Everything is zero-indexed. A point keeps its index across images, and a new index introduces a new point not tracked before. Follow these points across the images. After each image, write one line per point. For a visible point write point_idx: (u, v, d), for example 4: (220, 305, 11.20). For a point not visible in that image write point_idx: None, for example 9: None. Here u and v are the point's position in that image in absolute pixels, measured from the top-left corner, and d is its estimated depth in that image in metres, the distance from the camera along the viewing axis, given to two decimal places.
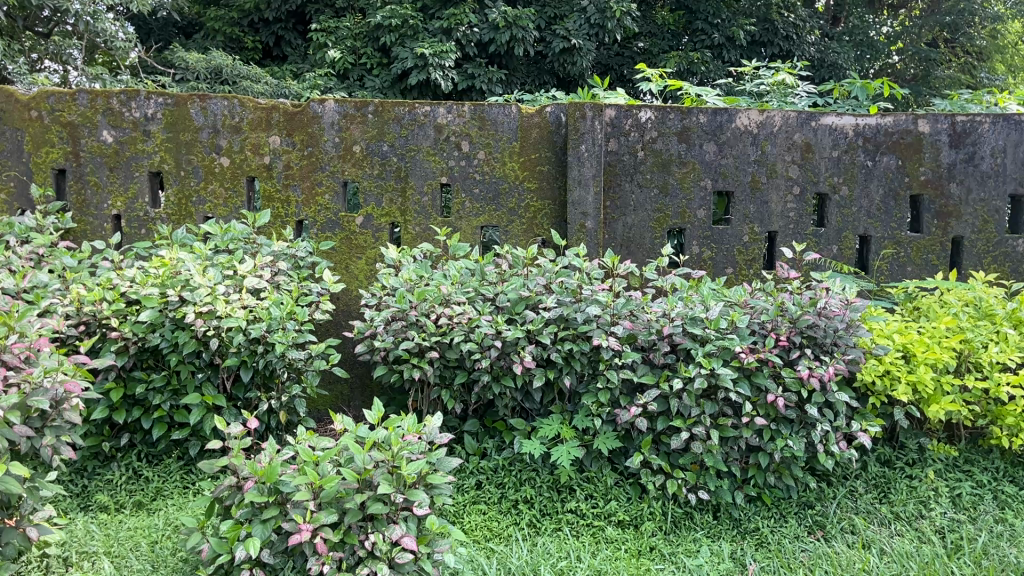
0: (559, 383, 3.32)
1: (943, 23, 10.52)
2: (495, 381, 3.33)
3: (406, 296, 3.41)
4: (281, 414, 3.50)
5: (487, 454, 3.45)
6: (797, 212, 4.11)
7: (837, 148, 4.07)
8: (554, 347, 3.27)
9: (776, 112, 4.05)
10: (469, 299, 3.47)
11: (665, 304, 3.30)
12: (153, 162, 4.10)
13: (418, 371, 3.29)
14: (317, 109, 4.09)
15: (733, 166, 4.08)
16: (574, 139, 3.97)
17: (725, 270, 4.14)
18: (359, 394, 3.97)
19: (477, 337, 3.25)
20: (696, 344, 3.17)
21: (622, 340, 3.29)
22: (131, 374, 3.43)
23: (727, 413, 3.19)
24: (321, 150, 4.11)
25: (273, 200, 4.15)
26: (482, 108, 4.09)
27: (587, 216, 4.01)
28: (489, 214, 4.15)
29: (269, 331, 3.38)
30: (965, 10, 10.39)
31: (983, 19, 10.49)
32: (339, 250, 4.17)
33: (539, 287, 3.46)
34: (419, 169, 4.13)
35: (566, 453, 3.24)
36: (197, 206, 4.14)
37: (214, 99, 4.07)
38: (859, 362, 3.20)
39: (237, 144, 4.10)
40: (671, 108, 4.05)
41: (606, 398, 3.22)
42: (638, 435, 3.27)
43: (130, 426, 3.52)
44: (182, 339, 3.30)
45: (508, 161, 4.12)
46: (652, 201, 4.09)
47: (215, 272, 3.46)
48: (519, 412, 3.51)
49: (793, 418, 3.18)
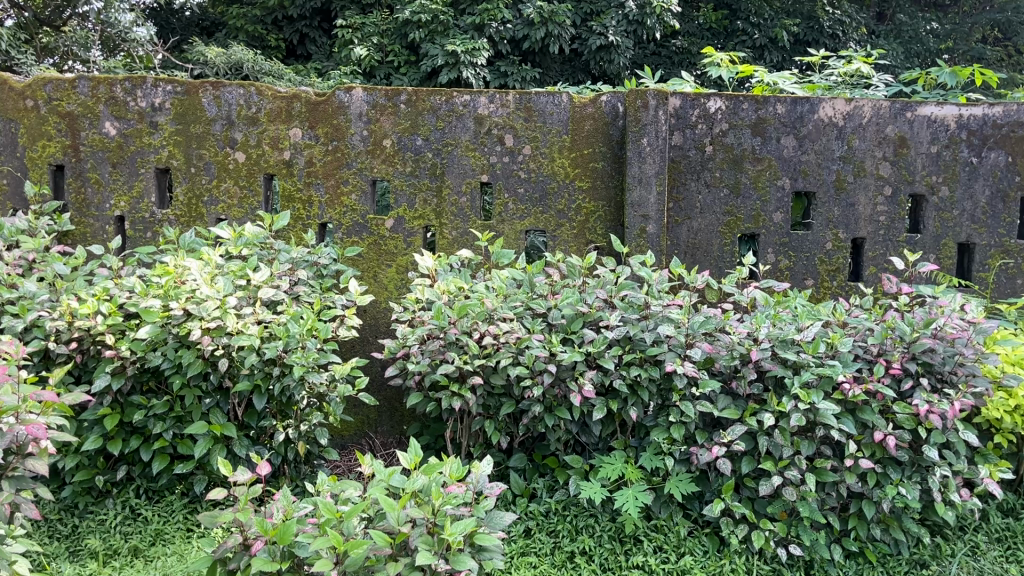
0: (624, 416, 2.84)
1: (996, 21, 10.02)
2: (548, 412, 2.85)
3: (445, 311, 2.91)
4: (300, 446, 3.05)
5: (537, 496, 2.96)
6: (888, 216, 3.59)
7: (936, 143, 3.55)
8: (618, 373, 2.80)
9: (866, 101, 3.55)
10: (517, 315, 2.99)
11: (750, 323, 2.80)
12: (161, 157, 3.67)
13: (459, 400, 2.81)
14: (344, 98, 3.64)
15: (815, 163, 3.57)
16: (634, 131, 3.48)
17: (804, 282, 3.63)
18: (387, 419, 3.56)
19: (527, 360, 2.77)
20: (788, 371, 2.68)
21: (699, 366, 2.81)
22: (129, 399, 2.99)
23: (825, 455, 2.69)
24: (347, 144, 3.66)
25: (293, 201, 3.70)
26: (529, 97, 3.61)
27: (649, 220, 3.51)
28: (536, 216, 3.67)
29: (286, 351, 2.93)
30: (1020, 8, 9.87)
31: None
32: (366, 257, 3.71)
33: (598, 302, 2.97)
34: (456, 166, 3.66)
35: (633, 498, 2.74)
36: (209, 207, 3.70)
37: (229, 87, 3.64)
38: (985, 394, 2.68)
39: (253, 138, 3.66)
40: (744, 97, 3.56)
41: (681, 434, 2.75)
42: (717, 477, 2.77)
43: (128, 458, 3.08)
44: (187, 360, 2.86)
45: (557, 157, 3.64)
46: (721, 203, 3.60)
47: (224, 282, 3.01)
48: (573, 447, 3.02)
49: (904, 460, 2.68)
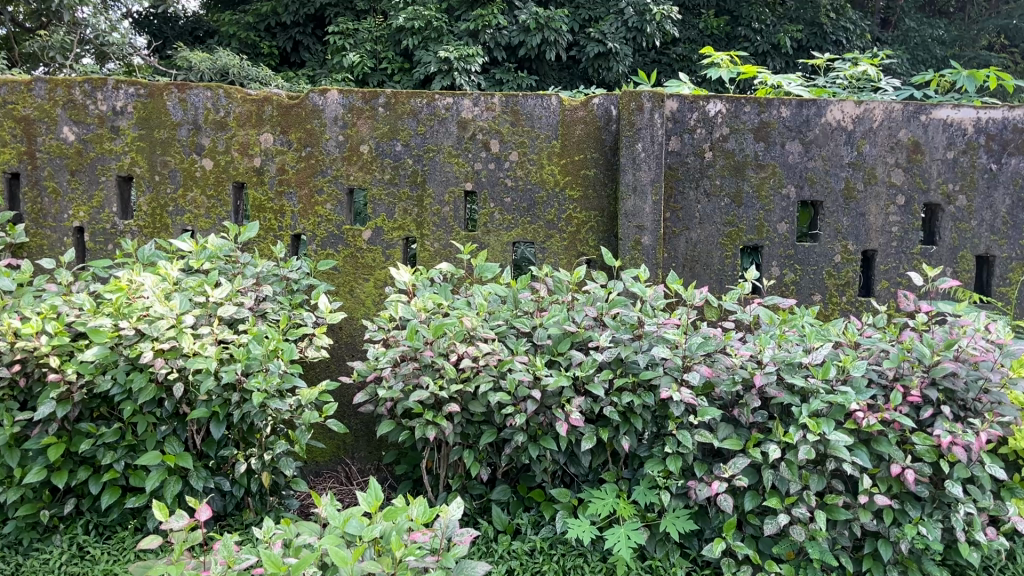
0: (615, 446, 2.59)
1: (1005, 27, 9.96)
2: (532, 441, 2.60)
3: (419, 331, 2.67)
4: (263, 477, 2.80)
5: (521, 532, 2.71)
6: (901, 226, 3.34)
7: (952, 149, 3.31)
8: (608, 400, 2.55)
9: (877, 103, 3.30)
10: (499, 335, 2.74)
11: (754, 344, 2.55)
12: (123, 164, 3.43)
13: (434, 429, 2.56)
14: (318, 101, 3.40)
15: (822, 169, 3.33)
16: (628, 135, 3.24)
17: (811, 297, 3.38)
18: (364, 444, 3.36)
19: (509, 385, 2.52)
20: (795, 398, 2.43)
21: (697, 391, 2.56)
22: (77, 426, 2.74)
23: (837, 490, 2.43)
24: (321, 150, 3.42)
25: (264, 210, 3.46)
26: (516, 100, 3.38)
27: (644, 230, 3.27)
28: (523, 227, 3.43)
29: (247, 374, 2.68)
30: None
31: None
32: (342, 271, 3.47)
33: (588, 321, 2.73)
34: (438, 174, 3.42)
35: (625, 537, 2.48)
36: (175, 217, 3.46)
37: (196, 89, 3.41)
38: (1014, 424, 2.43)
39: (221, 144, 3.43)
40: (745, 99, 3.32)
41: (677, 467, 2.49)
42: (717, 514, 2.51)
43: (77, 490, 2.84)
44: (137, 384, 2.62)
45: (546, 164, 3.41)
46: (721, 212, 3.36)
47: (180, 298, 2.77)
48: (561, 479, 2.76)
49: (925, 496, 2.42)
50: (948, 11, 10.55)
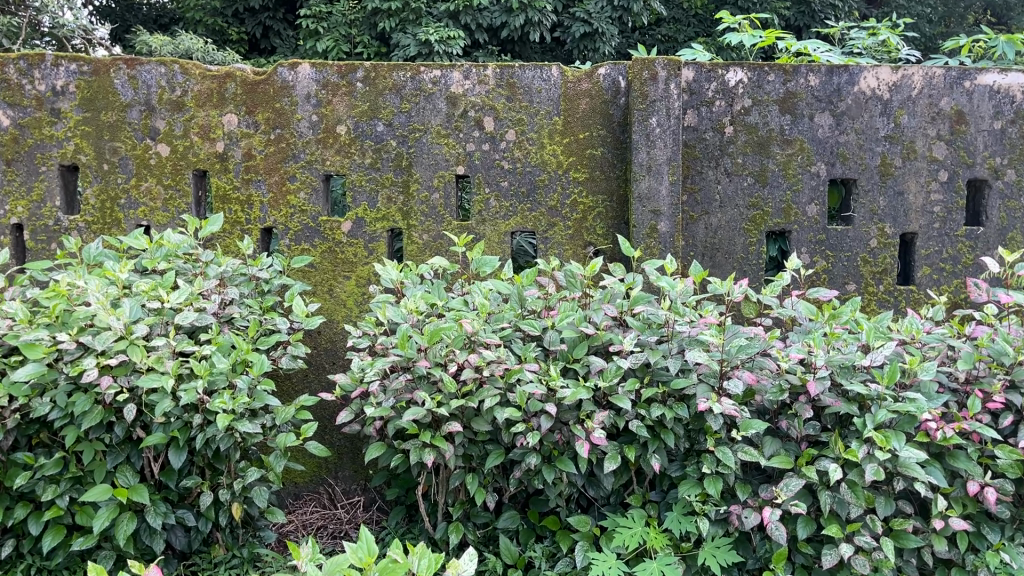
0: (643, 466, 2.23)
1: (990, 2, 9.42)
2: (546, 463, 2.24)
3: (412, 337, 2.29)
4: (233, 510, 2.42)
5: (534, 567, 2.34)
6: (944, 206, 3.00)
7: (1000, 118, 2.98)
8: (635, 413, 2.19)
9: (916, 69, 2.96)
10: (504, 339, 2.37)
11: (802, 345, 2.20)
12: (66, 151, 3.01)
13: (432, 452, 2.18)
14: (287, 76, 3.01)
15: (855, 144, 2.98)
16: (640, 109, 2.87)
17: (845, 286, 3.03)
18: (349, 463, 2.99)
19: (518, 400, 2.15)
20: (855, 407, 2.08)
21: (737, 401, 2.21)
22: (12, 457, 2.34)
23: (905, 513, 2.09)
24: (293, 132, 3.03)
25: (229, 201, 3.06)
26: (512, 71, 3.00)
27: (660, 216, 2.90)
28: (523, 215, 3.06)
29: (211, 393, 2.30)
30: None
31: None
32: (318, 268, 3.08)
33: (606, 321, 2.37)
34: (426, 156, 3.04)
35: (659, 573, 2.13)
36: (127, 210, 3.05)
37: (147, 65, 2.99)
38: None
39: (178, 127, 3.02)
40: (769, 67, 2.96)
41: (717, 490, 2.14)
42: (765, 543, 2.16)
43: (16, 529, 2.44)
44: (81, 408, 2.22)
45: (548, 143, 3.03)
46: (744, 193, 3.00)
47: (129, 305, 2.36)
48: (579, 503, 2.40)
49: (1005, 517, 2.09)
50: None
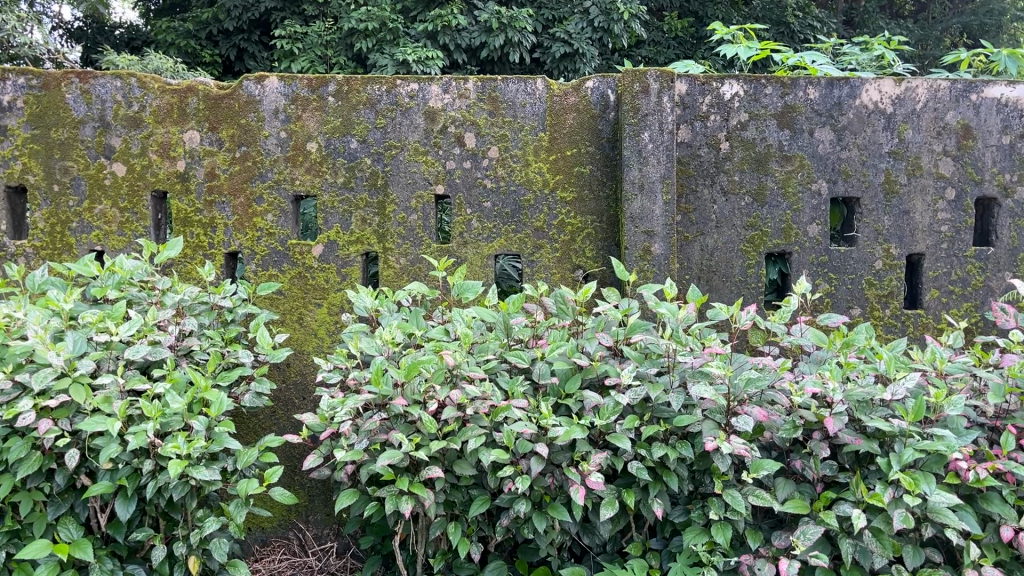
0: (644, 511, 2.03)
1: (966, 24, 9.31)
2: (536, 510, 2.02)
3: (387, 372, 2.07)
4: (190, 564, 2.18)
5: None
6: (952, 225, 2.84)
7: (1008, 133, 2.84)
8: (635, 454, 1.99)
9: (920, 81, 2.81)
10: (489, 373, 2.17)
11: (816, 377, 2.01)
12: (12, 171, 2.79)
13: (410, 500, 1.96)
14: (253, 90, 2.81)
15: (858, 160, 2.82)
16: (632, 123, 2.69)
17: (849, 310, 2.85)
18: (321, 506, 2.76)
19: (506, 441, 1.94)
20: (877, 445, 1.90)
21: (747, 439, 2.01)
22: None
23: (934, 561, 1.89)
24: (260, 150, 2.82)
25: (190, 224, 2.84)
26: (494, 84, 2.81)
27: (654, 237, 2.72)
28: (506, 237, 2.86)
29: (163, 435, 2.06)
30: (994, 11, 9.28)
31: (1011, 19, 9.43)
32: (287, 295, 2.86)
33: (601, 351, 2.18)
34: (403, 175, 2.84)
35: None
36: (79, 235, 2.82)
37: (101, 78, 2.77)
38: None
39: (135, 145, 2.80)
40: (766, 79, 2.80)
41: (727, 538, 1.94)
42: None
43: None
44: (15, 455, 1.98)
45: (533, 161, 2.84)
46: (741, 213, 2.83)
47: (72, 339, 2.13)
48: (572, 551, 2.19)
49: None
50: (905, 14, 10.07)
